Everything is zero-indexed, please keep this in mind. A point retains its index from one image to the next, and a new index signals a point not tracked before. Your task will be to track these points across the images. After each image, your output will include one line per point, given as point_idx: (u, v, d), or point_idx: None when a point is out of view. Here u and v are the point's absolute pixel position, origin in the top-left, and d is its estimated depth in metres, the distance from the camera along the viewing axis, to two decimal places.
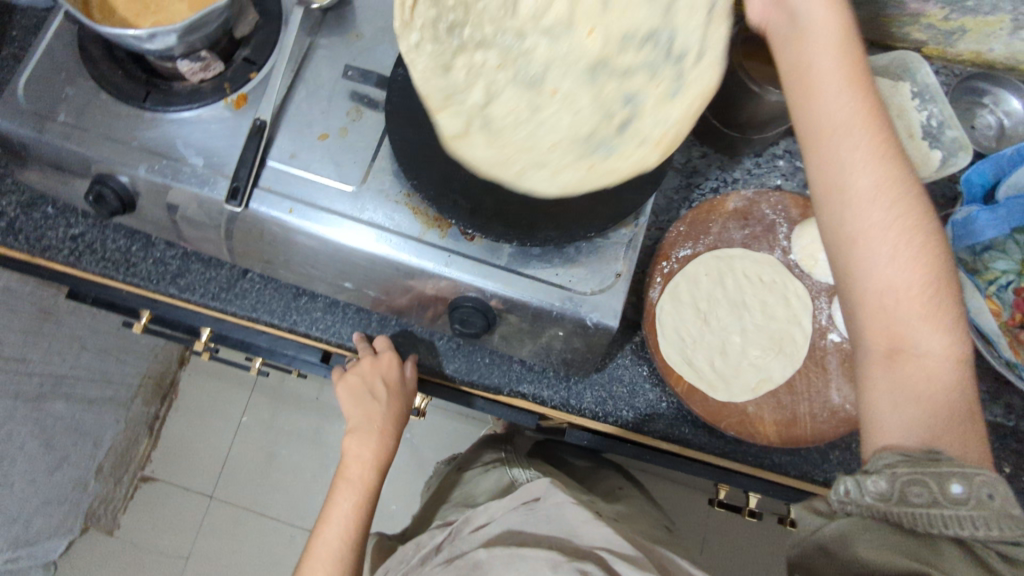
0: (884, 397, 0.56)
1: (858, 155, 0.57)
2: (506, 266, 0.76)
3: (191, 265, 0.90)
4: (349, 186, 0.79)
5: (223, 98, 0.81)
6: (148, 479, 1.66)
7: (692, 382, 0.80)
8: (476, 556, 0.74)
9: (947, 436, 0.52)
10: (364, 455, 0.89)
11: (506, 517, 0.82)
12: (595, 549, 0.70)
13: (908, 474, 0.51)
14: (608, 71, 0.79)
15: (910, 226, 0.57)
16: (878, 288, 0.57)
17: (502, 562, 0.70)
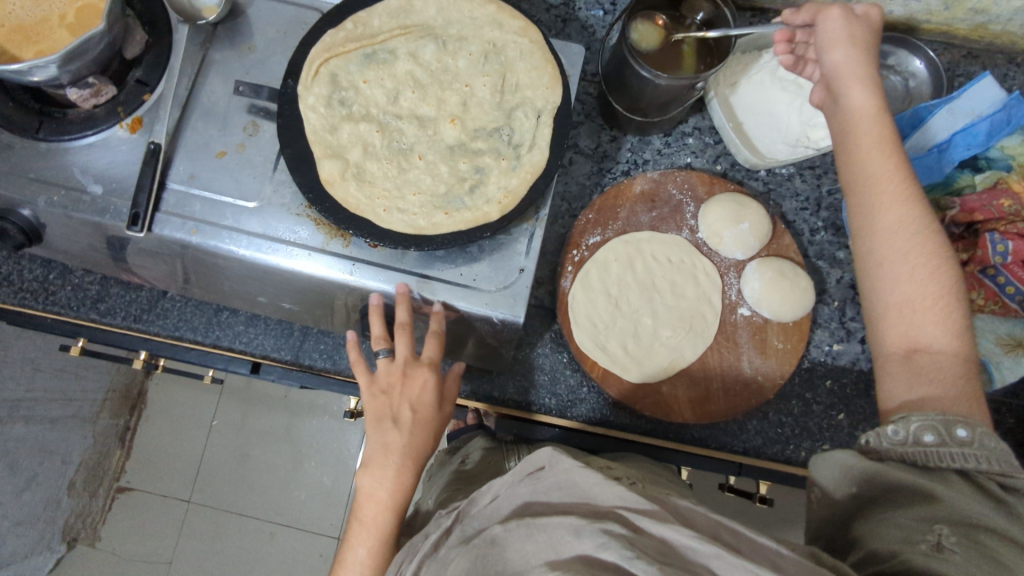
0: (902, 384, 0.62)
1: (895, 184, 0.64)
2: (411, 270, 0.77)
3: (110, 289, 0.92)
4: (251, 202, 0.79)
5: (117, 122, 0.80)
6: (124, 490, 1.65)
7: (607, 367, 0.83)
8: (491, 530, 0.56)
9: (954, 405, 0.59)
10: (385, 496, 0.72)
11: (514, 490, 0.60)
12: (616, 508, 0.53)
13: (921, 422, 0.59)
14: (502, 65, 0.80)
15: (927, 248, 0.63)
16: (907, 295, 0.63)
17: (520, 537, 0.53)
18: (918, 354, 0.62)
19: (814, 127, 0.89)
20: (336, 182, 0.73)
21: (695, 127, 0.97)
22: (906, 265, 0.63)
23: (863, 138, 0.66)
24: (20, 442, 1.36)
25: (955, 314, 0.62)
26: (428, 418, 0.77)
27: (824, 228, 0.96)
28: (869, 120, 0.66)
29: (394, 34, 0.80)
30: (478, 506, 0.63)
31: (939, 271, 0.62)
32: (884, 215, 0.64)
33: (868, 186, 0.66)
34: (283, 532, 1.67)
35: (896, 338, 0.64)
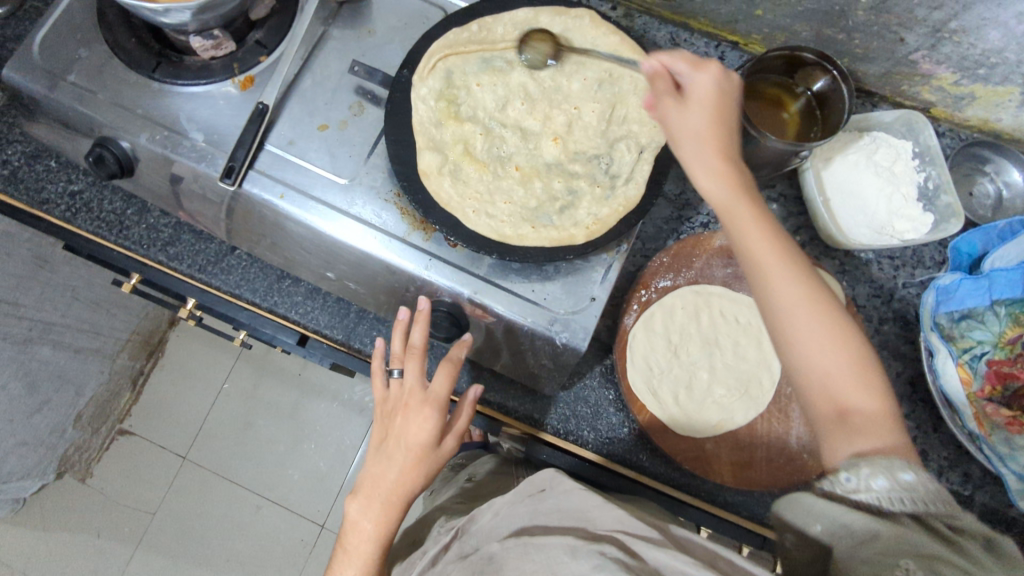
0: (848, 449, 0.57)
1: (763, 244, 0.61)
2: (485, 276, 0.77)
3: (181, 235, 0.92)
4: (342, 179, 0.80)
5: (230, 77, 0.82)
6: (124, 433, 1.65)
7: (655, 413, 0.81)
8: (490, 547, 0.57)
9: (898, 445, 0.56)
10: (370, 527, 0.72)
11: (511, 511, 0.62)
12: (613, 533, 0.54)
13: (871, 467, 0.55)
14: (611, 96, 0.81)
15: (819, 308, 0.59)
16: (825, 364, 0.59)
17: (517, 553, 0.54)
18: (849, 414, 0.58)
19: (902, 218, 0.89)
20: (432, 176, 0.74)
21: (779, 194, 0.97)
22: (809, 330, 0.59)
23: (753, 231, 0.61)
24: (45, 364, 1.36)
25: (870, 374, 0.59)
26: (426, 453, 0.75)
27: (891, 320, 0.94)
28: (751, 204, 0.62)
29: (513, 45, 0.81)
30: (477, 525, 0.66)
31: (836, 334, 0.59)
32: (781, 288, 0.60)
33: (754, 266, 0.62)
34: (270, 509, 1.66)
35: (821, 400, 0.59)
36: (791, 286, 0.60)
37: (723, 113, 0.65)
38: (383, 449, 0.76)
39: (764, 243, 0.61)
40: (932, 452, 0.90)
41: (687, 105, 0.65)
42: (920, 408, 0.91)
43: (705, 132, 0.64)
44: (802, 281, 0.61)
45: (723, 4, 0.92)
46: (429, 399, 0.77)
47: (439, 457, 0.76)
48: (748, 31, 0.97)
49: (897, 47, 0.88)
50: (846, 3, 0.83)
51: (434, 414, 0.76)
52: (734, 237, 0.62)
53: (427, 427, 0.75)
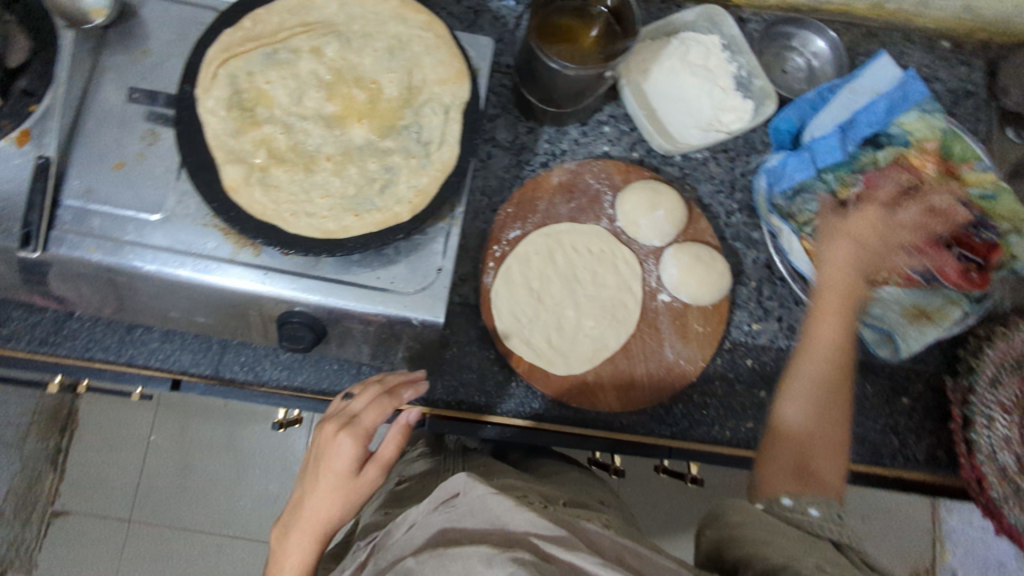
0: (823, 465, 0.71)
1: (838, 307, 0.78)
2: (325, 277, 0.75)
3: (12, 312, 0.87)
4: (153, 215, 0.76)
5: (2, 136, 0.75)
6: (59, 514, 1.59)
7: (530, 361, 0.83)
8: (404, 562, 0.52)
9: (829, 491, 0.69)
10: (292, 560, 0.65)
11: (426, 522, 0.56)
12: (527, 536, 0.50)
13: (809, 498, 0.67)
14: (408, 63, 0.79)
15: (828, 408, 0.74)
16: (807, 432, 0.73)
17: (430, 566, 0.49)
18: (806, 471, 0.70)
19: (725, 111, 0.92)
20: (242, 191, 0.72)
21: (610, 115, 0.96)
22: (812, 407, 0.74)
23: (831, 294, 0.79)
24: None
25: (840, 448, 0.73)
26: (344, 485, 0.66)
27: (738, 210, 0.96)
28: (849, 281, 0.79)
29: (295, 35, 0.78)
30: (393, 538, 0.60)
31: (827, 417, 0.74)
32: (829, 334, 0.77)
33: (819, 299, 0.80)
34: (231, 545, 1.64)
35: (780, 452, 0.72)
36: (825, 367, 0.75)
37: (895, 212, 0.82)
38: (310, 471, 0.69)
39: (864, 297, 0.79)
40: (800, 324, 0.95)
41: (856, 213, 0.82)
42: (779, 287, 0.94)
43: (857, 239, 0.81)
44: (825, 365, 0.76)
45: None
46: (354, 425, 0.68)
47: (363, 491, 0.67)
48: None
49: None
50: None
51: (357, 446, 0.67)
52: (821, 309, 0.79)
53: (345, 460, 0.66)
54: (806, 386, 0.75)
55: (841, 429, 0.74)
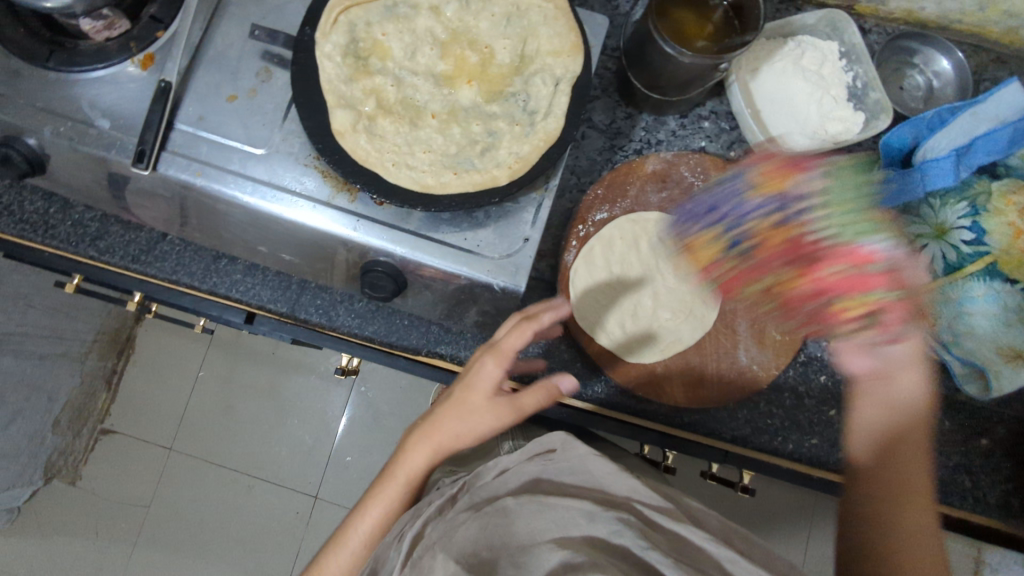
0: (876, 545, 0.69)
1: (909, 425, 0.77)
2: (415, 231, 0.76)
3: (110, 227, 0.91)
4: (258, 149, 0.78)
5: (129, 58, 0.79)
6: (107, 432, 1.74)
7: (604, 344, 0.84)
8: (503, 500, 0.56)
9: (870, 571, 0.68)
10: (415, 463, 0.66)
11: (522, 469, 0.61)
12: (632, 500, 0.52)
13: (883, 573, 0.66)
14: (523, 31, 0.79)
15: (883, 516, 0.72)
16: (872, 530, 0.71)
17: (530, 512, 0.53)
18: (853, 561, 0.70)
19: (833, 120, 0.89)
20: (348, 132, 0.72)
21: (711, 111, 0.96)
22: (885, 521, 0.71)
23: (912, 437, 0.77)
24: (9, 374, 1.41)
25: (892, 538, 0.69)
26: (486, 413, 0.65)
27: None
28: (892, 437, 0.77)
29: None
30: (483, 482, 0.64)
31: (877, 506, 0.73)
32: (908, 449, 0.76)
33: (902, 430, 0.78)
34: (261, 487, 1.75)
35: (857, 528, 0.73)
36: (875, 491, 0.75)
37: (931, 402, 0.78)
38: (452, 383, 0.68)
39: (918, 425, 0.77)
40: None
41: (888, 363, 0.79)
42: None
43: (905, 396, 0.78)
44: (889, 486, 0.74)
45: None
46: (504, 348, 0.65)
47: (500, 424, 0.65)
48: None
49: None
50: None
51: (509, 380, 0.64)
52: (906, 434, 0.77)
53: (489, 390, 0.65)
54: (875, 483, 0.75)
55: (909, 530, 0.69)
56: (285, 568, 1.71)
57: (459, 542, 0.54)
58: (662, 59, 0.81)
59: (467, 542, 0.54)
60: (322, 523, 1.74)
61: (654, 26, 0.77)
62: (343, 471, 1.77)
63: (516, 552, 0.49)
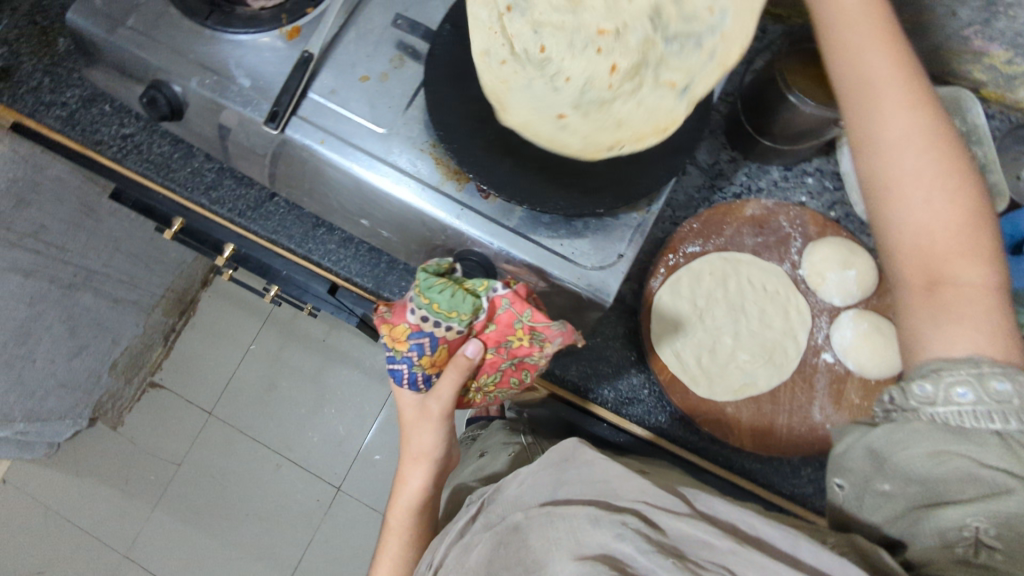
0: (922, 214, 0.65)
1: (920, 163, 0.65)
2: (514, 229, 0.78)
3: (224, 180, 0.96)
4: (380, 128, 0.81)
5: (278, 28, 0.84)
6: (156, 385, 1.80)
7: (676, 374, 0.82)
8: (513, 517, 0.58)
9: (971, 315, 0.61)
10: (413, 484, 0.78)
11: (535, 481, 0.62)
12: (636, 503, 0.55)
13: (953, 377, 0.58)
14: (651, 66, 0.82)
15: (948, 178, 0.65)
16: (924, 222, 0.65)
17: (539, 523, 0.55)
18: (944, 286, 0.63)
19: None
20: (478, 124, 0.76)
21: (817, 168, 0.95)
22: (923, 195, 0.65)
23: (902, 162, 0.66)
24: (86, 310, 1.49)
25: (974, 254, 0.63)
26: (416, 438, 0.77)
27: None
28: (908, 156, 0.66)
29: None
30: (502, 495, 0.65)
31: (959, 191, 0.64)
32: (916, 164, 0.65)
33: (878, 169, 0.68)
34: (289, 467, 1.77)
35: (915, 242, 0.66)
36: (948, 218, 0.64)
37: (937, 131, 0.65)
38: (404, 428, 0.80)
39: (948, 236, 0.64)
40: None
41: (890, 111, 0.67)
42: None
43: (933, 151, 0.65)
44: (930, 162, 0.65)
45: None
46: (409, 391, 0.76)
47: (445, 429, 0.76)
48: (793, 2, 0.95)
49: (948, 22, 0.86)
50: None
51: (420, 338, 0.69)
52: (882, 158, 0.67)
53: (410, 369, 0.72)
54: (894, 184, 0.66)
55: (950, 214, 0.64)
56: (297, 554, 1.71)
57: (475, 564, 0.57)
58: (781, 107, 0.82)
59: (481, 562, 0.57)
60: (341, 515, 1.75)
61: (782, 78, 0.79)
62: (370, 469, 1.78)
63: (530, 564, 0.51)
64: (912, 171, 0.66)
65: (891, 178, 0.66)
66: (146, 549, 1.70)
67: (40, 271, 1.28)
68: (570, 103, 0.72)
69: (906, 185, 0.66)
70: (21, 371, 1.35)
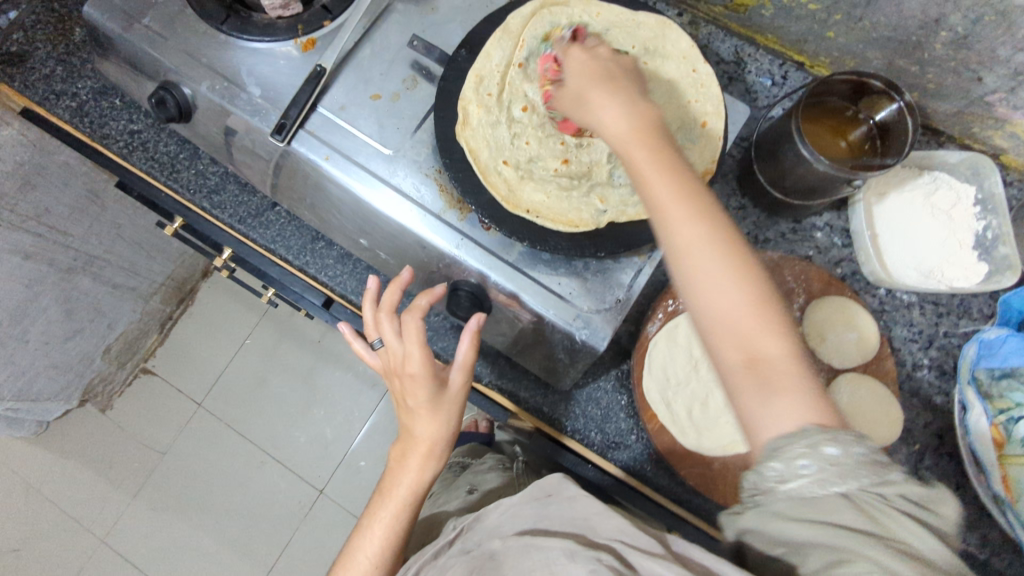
0: (753, 358, 0.54)
1: (723, 307, 0.55)
2: (512, 263, 0.77)
3: (227, 185, 0.96)
4: (386, 149, 0.80)
5: (293, 38, 0.84)
6: (148, 371, 1.80)
7: (665, 425, 0.83)
8: (490, 546, 0.65)
9: (778, 386, 0.52)
10: (427, 473, 0.77)
11: (516, 513, 0.67)
12: (613, 542, 0.59)
13: (814, 445, 0.49)
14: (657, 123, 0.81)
15: (767, 326, 0.54)
16: (746, 351, 0.54)
17: (516, 553, 0.61)
18: (768, 381, 0.53)
19: (952, 264, 0.87)
20: (469, 144, 0.75)
21: (827, 223, 0.93)
22: (731, 293, 0.55)
23: (708, 264, 0.56)
24: (84, 294, 1.48)
25: (789, 365, 0.53)
26: (445, 404, 0.76)
27: (926, 367, 0.90)
28: (719, 262, 0.56)
29: None
30: (482, 523, 0.71)
31: (776, 342, 0.54)
32: (723, 302, 0.55)
33: (697, 300, 0.57)
34: (273, 466, 1.76)
35: (738, 345, 0.54)
36: (741, 300, 0.55)
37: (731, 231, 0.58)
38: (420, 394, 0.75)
39: (739, 309, 0.55)
40: None
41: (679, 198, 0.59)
42: (944, 463, 0.88)
43: (734, 284, 0.56)
44: (757, 313, 0.55)
45: (795, 21, 0.89)
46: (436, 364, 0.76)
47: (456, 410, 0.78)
48: (816, 52, 0.94)
49: (973, 86, 0.84)
50: (923, 33, 0.80)
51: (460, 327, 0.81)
52: (698, 288, 0.56)
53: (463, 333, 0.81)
54: (754, 364, 0.53)
55: (776, 354, 0.53)
56: (275, 553, 1.70)
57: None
58: (793, 161, 0.80)
59: None
60: (321, 519, 1.73)
61: (798, 125, 0.76)
62: (353, 475, 1.77)
63: None
64: (732, 324, 0.55)
65: (700, 310, 0.57)
66: (122, 535, 1.69)
67: (41, 252, 1.28)
68: (518, 159, 0.79)
69: (732, 330, 0.55)
70: (12, 351, 1.34)
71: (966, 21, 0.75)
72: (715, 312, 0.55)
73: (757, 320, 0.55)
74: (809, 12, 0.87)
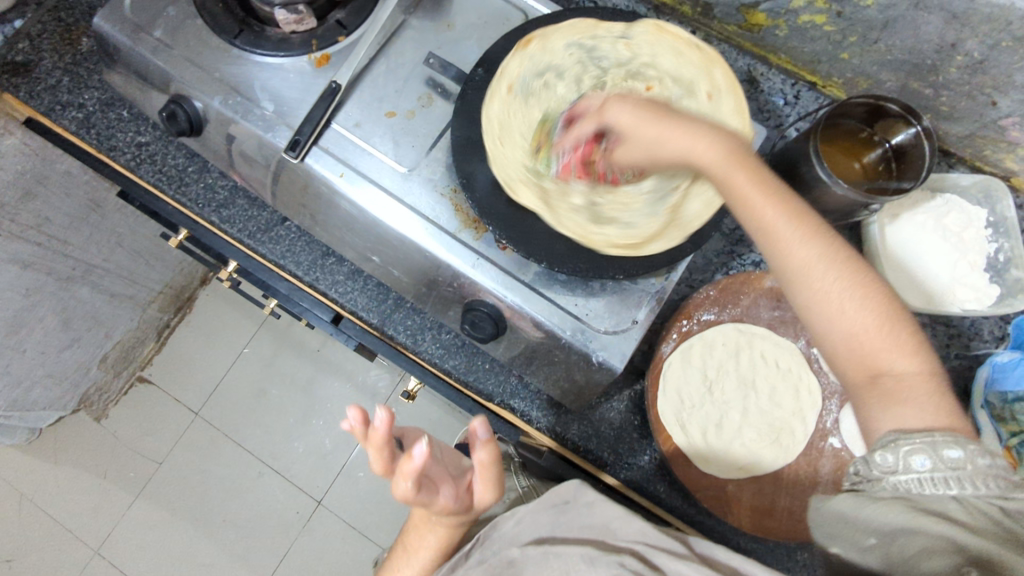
0: (861, 340, 0.53)
1: (846, 305, 0.54)
2: (529, 284, 0.77)
3: (237, 200, 0.95)
4: (402, 167, 0.79)
5: (308, 53, 0.83)
6: (144, 380, 1.77)
7: (680, 446, 0.82)
8: (510, 553, 0.65)
9: (909, 392, 0.52)
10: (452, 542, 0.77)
11: (535, 519, 0.67)
12: (634, 545, 0.60)
13: (912, 444, 0.49)
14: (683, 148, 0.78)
15: (890, 317, 0.54)
16: (851, 329, 0.54)
17: (536, 562, 0.61)
18: (884, 378, 0.53)
19: (963, 286, 0.87)
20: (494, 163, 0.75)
21: None
22: (845, 292, 0.54)
23: (807, 260, 0.55)
24: (82, 303, 1.46)
25: (904, 339, 0.53)
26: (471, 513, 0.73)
27: None
28: (824, 269, 0.55)
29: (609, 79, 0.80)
30: (498, 531, 0.69)
31: (878, 316, 0.54)
32: (834, 299, 0.54)
33: (797, 286, 0.56)
34: (271, 477, 1.74)
35: (842, 345, 0.54)
36: (869, 318, 0.54)
37: (811, 214, 0.57)
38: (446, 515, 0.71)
39: (829, 296, 0.54)
40: None
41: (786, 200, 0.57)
42: None
43: (836, 264, 0.55)
44: (858, 293, 0.55)
45: (810, 42, 0.89)
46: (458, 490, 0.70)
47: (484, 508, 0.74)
48: (828, 73, 0.94)
49: (987, 110, 0.85)
50: (938, 57, 0.81)
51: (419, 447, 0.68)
52: (797, 277, 0.56)
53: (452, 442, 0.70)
54: (851, 345, 0.54)
55: (863, 322, 0.54)
56: (272, 565, 1.68)
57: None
58: (810, 183, 0.79)
59: None
60: (320, 530, 1.71)
61: (816, 147, 0.77)
62: (353, 485, 1.75)
63: None
64: (846, 329, 0.54)
65: (790, 283, 0.57)
66: (117, 546, 1.66)
67: (40, 261, 1.26)
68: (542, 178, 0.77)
69: (828, 314, 0.55)
70: (9, 360, 1.32)
71: (982, 47, 0.75)
72: (810, 310, 0.55)
73: (867, 315, 0.54)
74: (824, 34, 0.87)
